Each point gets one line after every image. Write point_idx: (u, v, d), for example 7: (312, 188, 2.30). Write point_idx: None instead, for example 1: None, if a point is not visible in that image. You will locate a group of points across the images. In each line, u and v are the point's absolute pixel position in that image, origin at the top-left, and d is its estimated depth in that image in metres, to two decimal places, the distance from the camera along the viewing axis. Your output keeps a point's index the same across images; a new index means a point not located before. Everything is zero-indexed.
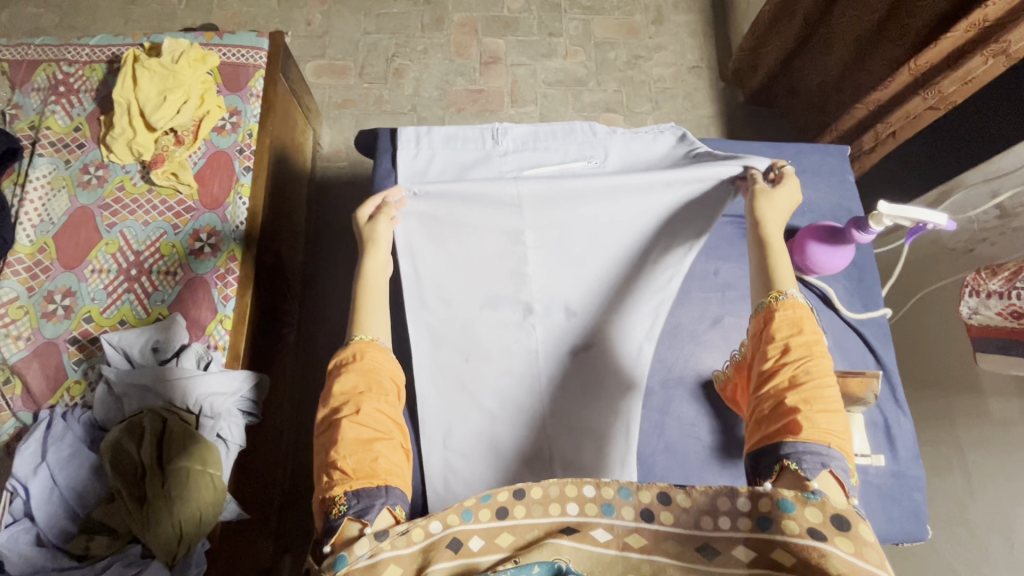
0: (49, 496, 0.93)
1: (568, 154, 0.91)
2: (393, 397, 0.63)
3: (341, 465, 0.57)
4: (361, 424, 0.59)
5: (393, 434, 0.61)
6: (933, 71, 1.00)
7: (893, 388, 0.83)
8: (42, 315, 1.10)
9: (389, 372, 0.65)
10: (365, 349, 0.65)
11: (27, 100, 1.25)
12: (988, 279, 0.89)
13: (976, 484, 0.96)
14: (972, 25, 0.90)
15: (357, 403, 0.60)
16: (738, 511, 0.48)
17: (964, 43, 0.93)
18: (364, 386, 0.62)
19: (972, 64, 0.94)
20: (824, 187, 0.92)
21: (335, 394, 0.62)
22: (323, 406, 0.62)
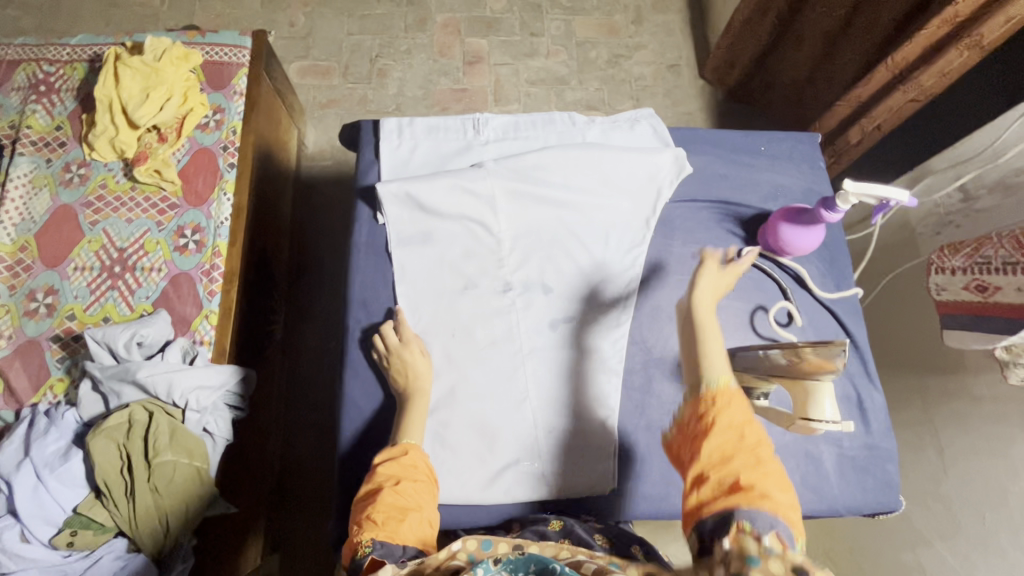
0: (32, 494, 0.89)
1: (548, 142, 0.93)
2: (427, 484, 0.67)
3: (371, 515, 0.61)
4: (400, 494, 0.63)
5: (424, 507, 0.64)
6: (912, 67, 1.03)
7: (864, 363, 0.86)
8: (24, 313, 1.09)
9: (428, 467, 0.68)
10: (411, 447, 0.69)
11: (7, 99, 1.24)
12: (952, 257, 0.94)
13: (948, 458, 0.99)
14: (945, 21, 0.94)
15: (397, 478, 0.65)
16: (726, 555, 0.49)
17: (938, 38, 0.97)
18: (404, 467, 0.66)
19: (948, 57, 0.97)
20: (797, 171, 0.95)
21: (379, 472, 0.66)
22: (367, 480, 0.66)
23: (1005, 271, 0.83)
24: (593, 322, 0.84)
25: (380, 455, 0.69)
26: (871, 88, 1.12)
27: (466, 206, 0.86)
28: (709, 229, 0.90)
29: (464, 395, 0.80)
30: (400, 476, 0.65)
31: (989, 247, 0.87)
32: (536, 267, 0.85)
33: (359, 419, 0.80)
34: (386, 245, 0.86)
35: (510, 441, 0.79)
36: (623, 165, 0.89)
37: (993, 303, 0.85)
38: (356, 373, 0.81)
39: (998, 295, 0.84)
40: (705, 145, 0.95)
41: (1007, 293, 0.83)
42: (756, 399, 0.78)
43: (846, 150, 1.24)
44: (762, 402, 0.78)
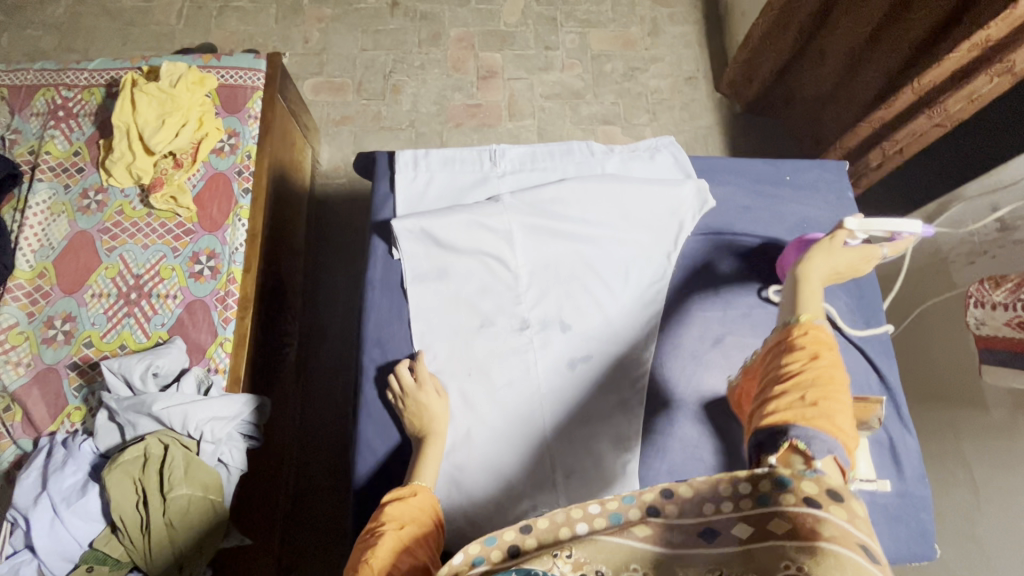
0: (49, 529, 0.89)
1: (566, 174, 0.91)
2: (434, 532, 0.65)
3: (368, 558, 0.58)
4: (402, 539, 0.61)
5: (422, 556, 0.61)
6: (937, 91, 1.00)
7: (897, 406, 0.82)
8: (42, 340, 1.10)
9: (435, 512, 0.67)
10: (419, 489, 0.68)
11: (27, 125, 1.26)
12: (993, 291, 0.90)
13: (984, 501, 0.95)
14: (975, 45, 0.91)
15: (398, 520, 0.63)
16: (741, 492, 0.48)
17: (967, 62, 0.93)
18: (409, 513, 0.65)
19: (977, 83, 0.93)
20: (824, 202, 0.91)
21: (385, 512, 0.64)
22: (369, 525, 0.64)
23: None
24: (613, 361, 0.82)
25: (387, 496, 0.67)
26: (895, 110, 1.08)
27: (483, 242, 0.84)
28: (733, 262, 0.87)
29: (481, 437, 0.78)
30: (404, 520, 0.63)
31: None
32: (554, 303, 0.83)
33: (373, 461, 0.78)
34: (401, 281, 0.84)
35: (528, 486, 0.77)
36: (643, 198, 0.86)
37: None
38: (370, 414, 0.80)
39: None
40: (726, 174, 0.92)
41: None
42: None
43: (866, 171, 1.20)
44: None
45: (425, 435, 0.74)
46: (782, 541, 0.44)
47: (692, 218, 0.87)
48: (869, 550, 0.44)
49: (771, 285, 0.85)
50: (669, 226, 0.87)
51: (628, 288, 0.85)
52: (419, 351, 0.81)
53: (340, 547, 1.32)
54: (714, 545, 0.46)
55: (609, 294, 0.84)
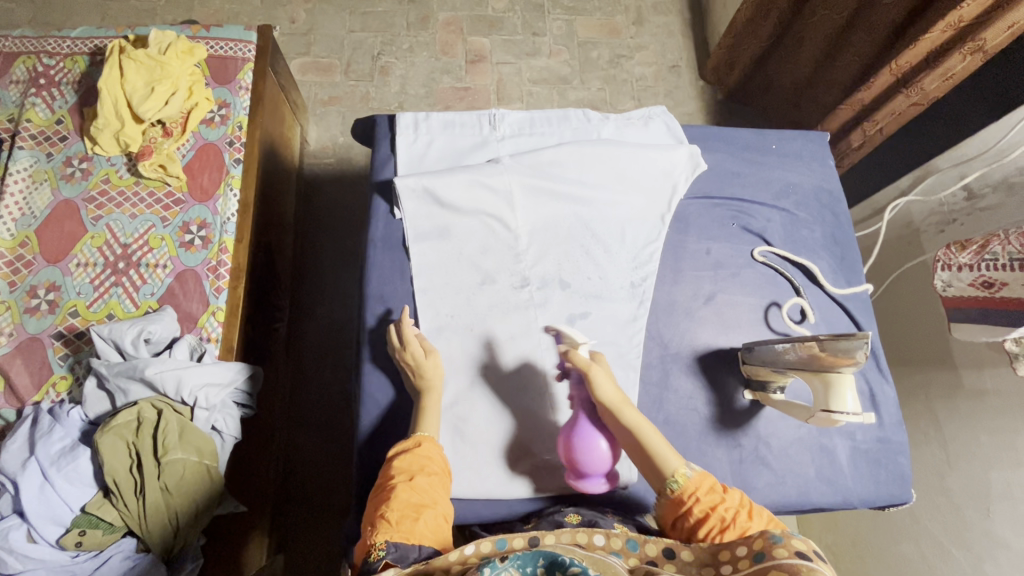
0: (39, 493, 0.87)
1: (563, 139, 0.93)
2: (442, 477, 0.67)
3: (386, 514, 0.60)
4: (415, 490, 0.63)
5: (437, 503, 0.63)
6: (913, 72, 1.05)
7: (877, 359, 0.87)
8: (25, 310, 1.07)
9: (442, 460, 0.69)
10: (424, 439, 0.69)
11: (5, 92, 1.22)
12: (958, 253, 0.94)
13: (953, 453, 1.01)
14: (949, 26, 0.95)
15: (410, 473, 0.65)
16: (738, 554, 0.55)
17: (942, 43, 0.99)
18: (418, 463, 0.66)
19: (951, 62, 0.99)
20: (807, 169, 0.96)
21: (393, 466, 0.66)
22: (381, 476, 0.66)
23: (1011, 267, 0.85)
24: (610, 316, 0.85)
25: (394, 449, 0.69)
26: (874, 92, 1.14)
27: (483, 202, 0.86)
28: (723, 225, 0.91)
29: (483, 389, 0.80)
30: (414, 470, 0.65)
31: (997, 243, 0.88)
32: (553, 262, 0.86)
33: (376, 413, 0.79)
34: (403, 239, 0.85)
35: (529, 436, 0.79)
36: (638, 162, 0.89)
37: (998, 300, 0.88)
38: (373, 370, 0.81)
39: (1004, 291, 0.86)
40: (716, 142, 0.96)
41: (1013, 289, 0.85)
42: (773, 395, 0.79)
43: (849, 152, 1.27)
44: (780, 396, 0.78)
45: (428, 388, 0.75)
46: None
47: (685, 183, 0.91)
48: None
49: (760, 247, 0.89)
50: (662, 190, 0.90)
51: (623, 248, 0.88)
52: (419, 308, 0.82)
53: (334, 521, 1.31)
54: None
55: (605, 254, 0.87)
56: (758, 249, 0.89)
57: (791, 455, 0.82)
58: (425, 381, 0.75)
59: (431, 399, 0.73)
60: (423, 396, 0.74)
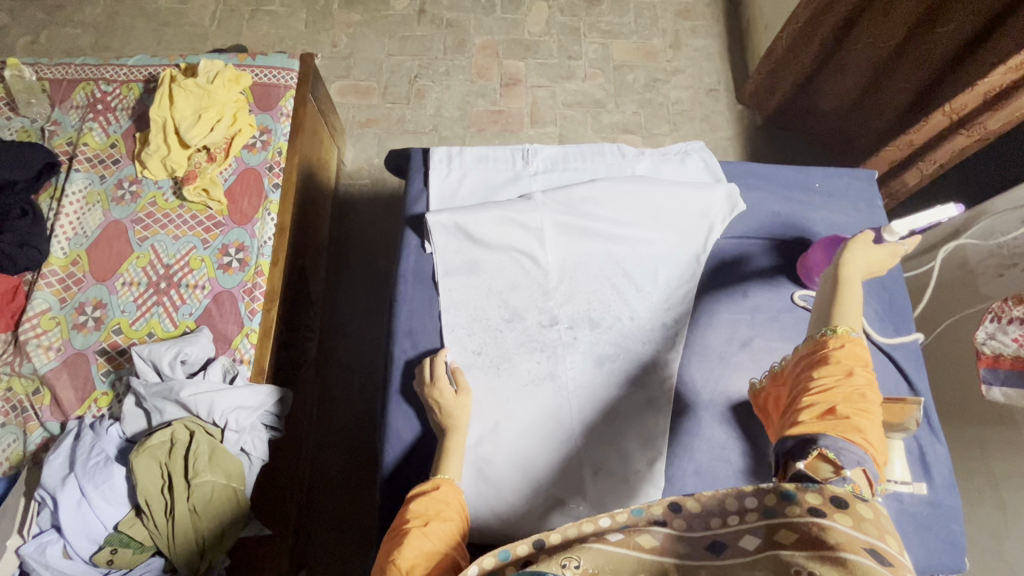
0: (76, 509, 0.90)
1: (597, 174, 0.92)
2: (460, 521, 0.65)
3: (399, 559, 0.57)
4: (428, 535, 0.61)
5: (452, 550, 0.61)
6: (972, 112, 1.04)
7: (927, 416, 0.82)
8: (73, 326, 1.11)
9: (460, 504, 0.67)
10: (442, 482, 0.68)
11: (66, 117, 1.29)
12: (1014, 307, 0.94)
13: (1012, 516, 0.93)
14: (1011, 68, 0.95)
15: (425, 516, 0.63)
16: (747, 506, 0.51)
17: (1001, 85, 0.98)
18: (435, 508, 0.65)
19: (1015, 103, 0.97)
20: (852, 210, 0.92)
21: (411, 509, 0.65)
22: (397, 518, 0.64)
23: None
24: (640, 359, 0.83)
25: (412, 490, 0.68)
26: (926, 132, 1.13)
27: (514, 238, 0.85)
28: (761, 266, 0.88)
29: (509, 430, 0.78)
30: (429, 515, 0.63)
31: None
32: (584, 301, 0.84)
33: (400, 449, 0.79)
34: (433, 274, 0.86)
35: (555, 481, 0.77)
36: (674, 201, 0.87)
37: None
38: (399, 405, 0.81)
39: None
40: (755, 180, 0.93)
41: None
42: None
43: (903, 191, 1.24)
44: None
45: (448, 429, 0.74)
46: (791, 550, 0.45)
47: (722, 223, 0.88)
48: (880, 552, 0.46)
49: (796, 294, 0.85)
50: (698, 229, 0.88)
51: (656, 288, 0.86)
52: (443, 347, 0.81)
53: (355, 544, 1.31)
54: (722, 554, 0.47)
55: (637, 294, 0.85)
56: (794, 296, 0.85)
57: None
58: (450, 422, 0.74)
59: (454, 440, 0.72)
60: (448, 435, 0.73)
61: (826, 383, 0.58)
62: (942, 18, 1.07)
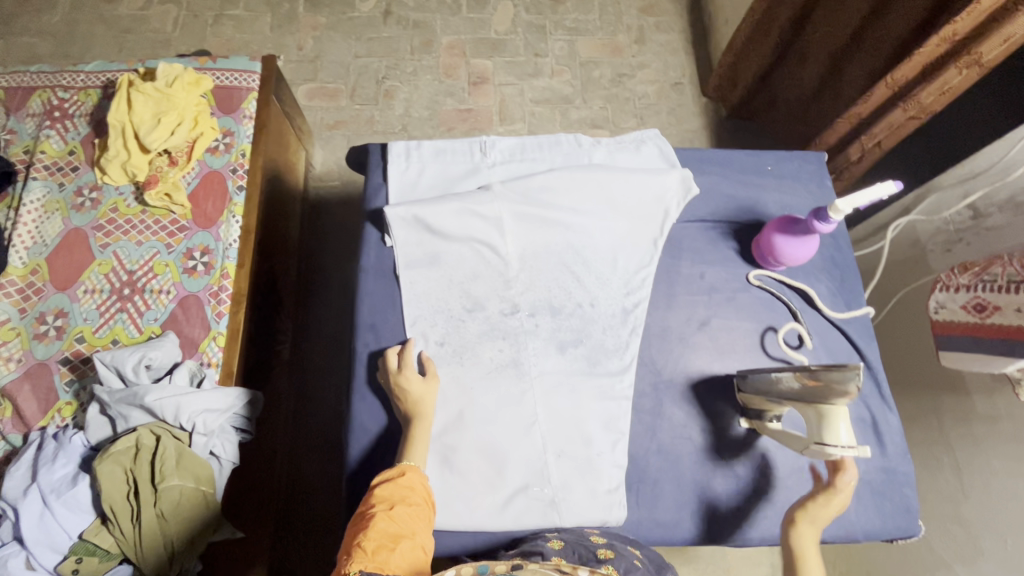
0: (39, 520, 0.89)
1: (554, 164, 0.93)
2: (424, 508, 0.67)
3: (363, 543, 0.59)
4: (393, 520, 0.63)
5: (417, 534, 0.63)
6: (910, 84, 1.03)
7: (878, 384, 0.84)
8: (34, 336, 1.09)
9: (425, 491, 0.69)
10: (408, 469, 0.70)
11: (22, 125, 1.27)
12: (960, 275, 0.92)
13: (967, 482, 0.97)
14: (943, 39, 0.94)
15: (390, 502, 0.65)
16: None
17: (936, 57, 0.97)
18: (399, 493, 0.66)
19: (947, 75, 0.97)
20: (803, 191, 0.94)
21: (375, 494, 0.66)
22: (362, 504, 0.66)
23: (1007, 291, 0.83)
24: (601, 343, 0.84)
25: (377, 477, 0.69)
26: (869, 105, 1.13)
27: (474, 228, 0.86)
28: (717, 249, 0.90)
29: (473, 418, 0.79)
30: (394, 500, 0.65)
31: (998, 265, 0.86)
32: (544, 288, 0.86)
33: (365, 442, 0.79)
34: (394, 267, 0.86)
35: (519, 466, 0.78)
36: (630, 187, 0.89)
37: (989, 324, 0.85)
38: (363, 397, 0.81)
39: (997, 316, 0.84)
40: (710, 165, 0.95)
41: (1005, 314, 0.83)
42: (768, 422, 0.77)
43: (846, 167, 1.25)
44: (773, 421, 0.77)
45: (413, 417, 0.75)
46: None
47: (678, 208, 0.90)
48: None
49: (752, 273, 0.88)
50: (654, 215, 0.90)
51: (615, 273, 0.87)
52: (411, 339, 0.82)
53: (333, 545, 1.31)
54: None
55: (597, 279, 0.87)
56: (749, 275, 0.88)
57: (789, 486, 0.79)
58: (415, 411, 0.75)
59: (420, 429, 0.74)
60: (414, 424, 0.74)
61: None
62: (892, 6, 1.11)
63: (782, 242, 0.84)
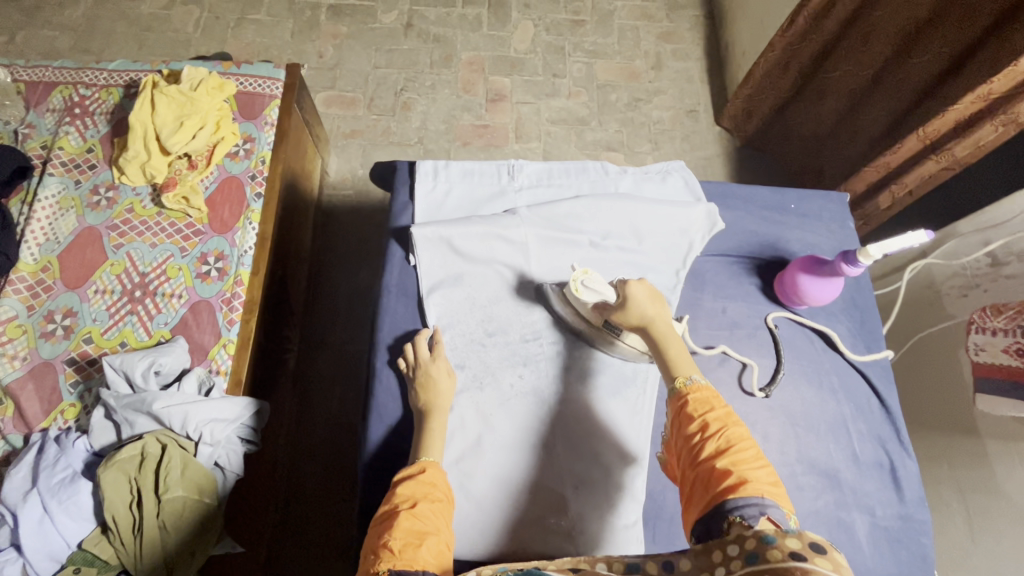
0: (37, 527, 0.87)
1: (581, 191, 0.94)
2: (445, 505, 0.65)
3: (389, 542, 0.58)
4: (416, 518, 0.61)
5: (441, 531, 0.61)
6: (944, 138, 1.07)
7: (898, 430, 0.85)
8: (41, 335, 1.08)
9: (446, 487, 0.67)
10: (429, 465, 0.68)
11: (41, 120, 1.26)
12: (993, 318, 0.94)
13: (976, 531, 0.96)
14: (978, 97, 0.98)
15: (413, 500, 0.63)
16: (731, 554, 0.50)
17: (970, 113, 1.01)
18: (422, 491, 0.64)
19: (982, 132, 1.01)
20: (826, 230, 0.95)
21: (397, 493, 0.64)
22: (384, 503, 0.64)
23: None
24: (621, 374, 0.83)
25: (398, 475, 0.68)
26: (901, 156, 1.16)
27: (498, 252, 0.86)
28: (738, 284, 0.91)
29: (492, 444, 0.79)
30: (416, 498, 0.64)
31: None
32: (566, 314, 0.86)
33: (379, 464, 0.78)
34: (418, 289, 0.86)
35: (536, 496, 0.77)
36: (656, 219, 0.90)
37: None
38: (380, 417, 0.80)
39: None
40: (733, 200, 0.96)
41: None
42: (618, 341, 0.81)
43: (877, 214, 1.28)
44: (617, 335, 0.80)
45: (428, 407, 0.75)
46: None
47: (702, 242, 0.90)
48: None
49: (773, 315, 0.88)
50: (678, 247, 0.90)
51: None
52: (434, 327, 0.83)
53: (333, 561, 1.28)
54: None
55: None
56: (769, 316, 0.88)
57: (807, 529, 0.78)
58: (430, 400, 0.76)
59: (436, 420, 0.74)
60: (427, 415, 0.74)
61: (713, 440, 0.61)
62: (920, 47, 1.12)
63: (808, 279, 0.85)
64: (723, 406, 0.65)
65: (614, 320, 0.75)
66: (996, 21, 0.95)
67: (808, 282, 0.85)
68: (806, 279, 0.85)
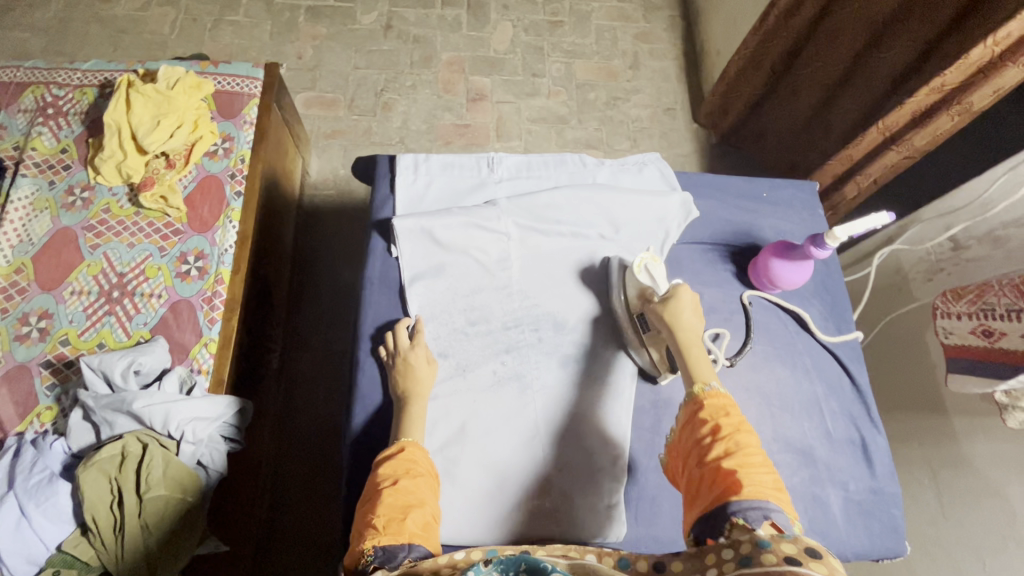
0: (14, 531, 0.85)
1: (560, 183, 0.96)
2: (430, 478, 0.66)
3: (373, 519, 0.59)
4: (400, 493, 0.62)
5: (426, 504, 0.62)
6: (902, 129, 1.12)
7: (867, 408, 0.88)
8: (15, 337, 1.06)
9: (429, 464, 0.68)
10: (408, 444, 0.69)
11: (13, 120, 1.24)
12: (953, 303, 0.97)
13: (946, 505, 1.00)
14: (933, 89, 1.03)
15: (394, 477, 0.64)
16: (725, 557, 0.51)
17: (927, 104, 1.06)
18: (403, 468, 0.65)
19: (939, 121, 1.06)
20: (797, 218, 0.98)
21: (379, 472, 0.65)
22: (369, 481, 0.65)
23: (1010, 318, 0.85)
24: (599, 359, 0.85)
25: (381, 455, 0.68)
26: (863, 149, 1.20)
27: (477, 242, 0.88)
28: (714, 270, 0.93)
29: (475, 431, 0.79)
30: (399, 475, 0.64)
31: (993, 295, 0.89)
32: (546, 302, 0.87)
33: (363, 455, 0.78)
34: (400, 280, 0.87)
35: (519, 480, 0.78)
36: (634, 208, 0.92)
37: (994, 349, 0.87)
38: (364, 407, 0.80)
39: (1003, 341, 0.86)
40: (708, 190, 0.99)
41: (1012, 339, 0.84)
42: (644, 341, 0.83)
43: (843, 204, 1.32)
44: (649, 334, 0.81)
45: (406, 395, 0.75)
46: None
47: (678, 230, 0.93)
48: None
49: (746, 293, 0.91)
50: (655, 234, 0.92)
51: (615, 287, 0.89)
52: (416, 316, 0.84)
53: (318, 561, 1.27)
54: None
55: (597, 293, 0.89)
56: (743, 296, 0.90)
57: None
58: (411, 389, 0.76)
59: (415, 407, 0.74)
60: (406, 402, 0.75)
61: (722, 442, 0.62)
62: (885, 43, 1.17)
63: (779, 263, 0.88)
64: (739, 413, 0.65)
65: (656, 314, 0.77)
66: (954, 19, 1.00)
67: (778, 265, 0.88)
68: (776, 263, 0.88)
